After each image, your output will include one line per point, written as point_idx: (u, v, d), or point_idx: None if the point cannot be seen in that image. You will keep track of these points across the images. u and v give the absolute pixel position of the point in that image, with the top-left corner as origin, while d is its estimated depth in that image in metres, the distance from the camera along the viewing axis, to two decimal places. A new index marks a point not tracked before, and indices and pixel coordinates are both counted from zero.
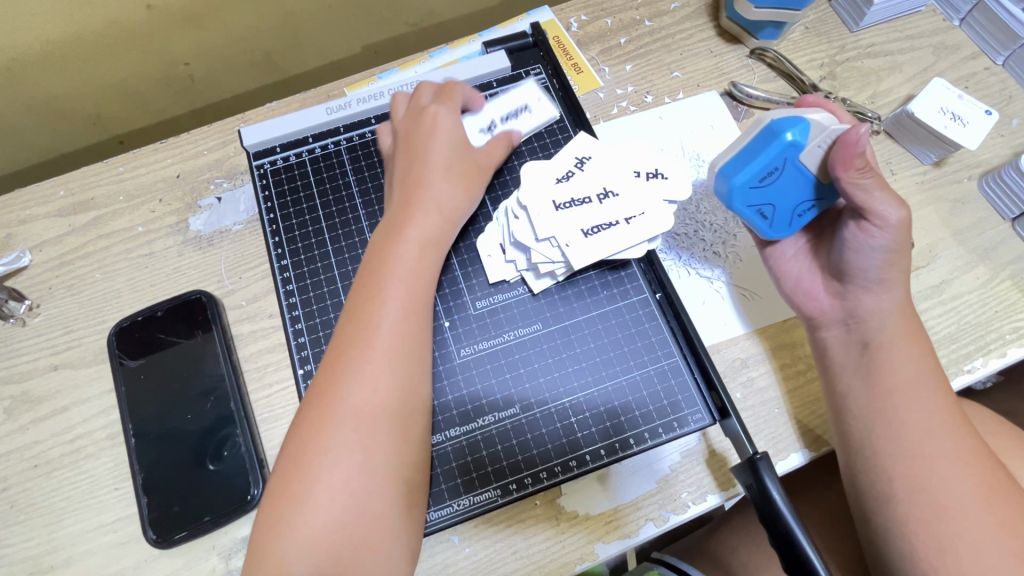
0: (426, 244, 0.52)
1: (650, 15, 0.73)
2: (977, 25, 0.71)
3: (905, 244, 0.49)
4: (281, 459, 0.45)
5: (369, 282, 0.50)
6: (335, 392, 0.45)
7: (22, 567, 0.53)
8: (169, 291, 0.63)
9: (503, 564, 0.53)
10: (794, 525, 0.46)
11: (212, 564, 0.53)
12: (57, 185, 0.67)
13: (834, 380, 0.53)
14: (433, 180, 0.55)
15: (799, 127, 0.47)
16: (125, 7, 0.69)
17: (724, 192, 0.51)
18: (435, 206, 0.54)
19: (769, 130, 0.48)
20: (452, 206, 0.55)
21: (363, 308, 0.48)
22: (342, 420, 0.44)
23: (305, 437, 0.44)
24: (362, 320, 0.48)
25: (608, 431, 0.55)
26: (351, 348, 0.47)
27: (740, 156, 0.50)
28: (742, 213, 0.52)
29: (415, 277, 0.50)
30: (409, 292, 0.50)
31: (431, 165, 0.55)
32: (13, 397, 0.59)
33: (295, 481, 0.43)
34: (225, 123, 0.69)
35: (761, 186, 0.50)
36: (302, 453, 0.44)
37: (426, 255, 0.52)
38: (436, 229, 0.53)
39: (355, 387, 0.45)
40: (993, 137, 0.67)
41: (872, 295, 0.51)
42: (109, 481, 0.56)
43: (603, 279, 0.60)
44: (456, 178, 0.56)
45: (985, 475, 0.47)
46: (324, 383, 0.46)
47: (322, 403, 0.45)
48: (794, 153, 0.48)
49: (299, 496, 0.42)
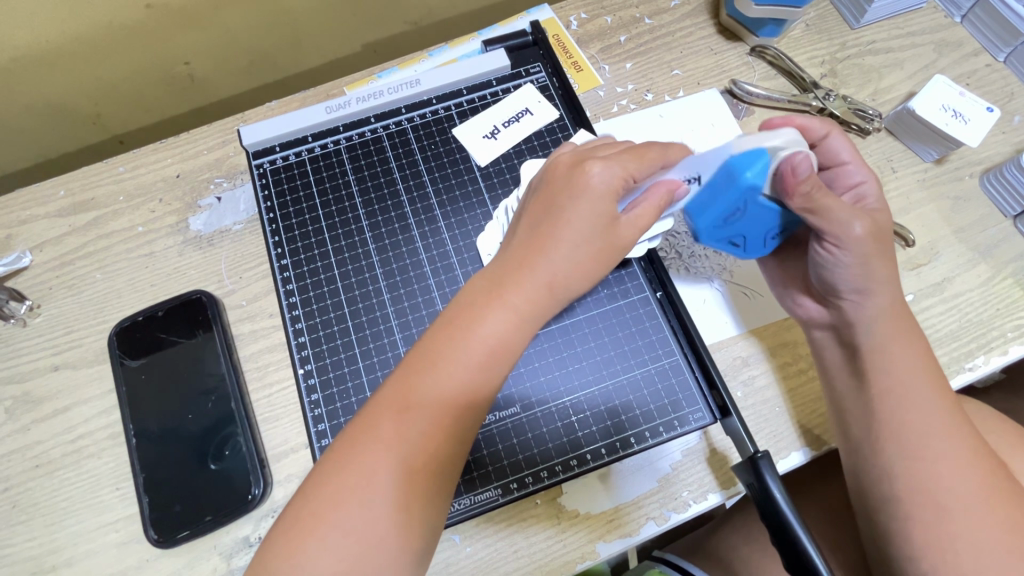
0: (525, 319, 0.45)
1: (650, 13, 0.73)
2: (978, 21, 0.70)
3: (873, 254, 0.48)
4: (306, 488, 0.41)
5: (454, 336, 0.44)
6: (386, 439, 0.41)
7: (24, 567, 0.53)
8: (169, 291, 0.63)
9: (505, 562, 0.53)
10: (794, 523, 0.46)
11: (213, 563, 0.53)
12: (58, 185, 0.67)
13: (832, 380, 0.53)
14: (556, 246, 0.46)
15: (755, 168, 0.44)
16: (124, 6, 0.69)
17: (690, 228, 0.52)
18: (543, 275, 0.45)
19: (727, 170, 0.46)
20: (567, 283, 0.46)
21: (441, 361, 0.43)
22: (384, 473, 0.40)
23: (337, 478, 0.40)
24: (430, 371, 0.43)
25: (609, 430, 0.55)
26: (419, 403, 0.42)
27: (701, 196, 0.49)
28: (715, 245, 0.53)
29: (502, 348, 0.44)
30: (493, 368, 0.44)
31: (562, 221, 0.46)
32: (14, 397, 0.59)
33: (309, 523, 0.39)
34: (225, 122, 0.69)
35: (727, 223, 0.50)
36: (322, 485, 0.40)
37: (520, 331, 0.45)
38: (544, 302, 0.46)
39: (409, 442, 0.41)
40: (994, 135, 0.67)
41: (851, 304, 0.51)
42: (111, 481, 0.56)
43: (603, 279, 0.60)
44: (588, 248, 0.46)
45: (987, 474, 0.47)
46: (381, 426, 0.41)
47: (372, 447, 0.41)
48: (753, 195, 0.46)
49: (313, 531, 0.39)
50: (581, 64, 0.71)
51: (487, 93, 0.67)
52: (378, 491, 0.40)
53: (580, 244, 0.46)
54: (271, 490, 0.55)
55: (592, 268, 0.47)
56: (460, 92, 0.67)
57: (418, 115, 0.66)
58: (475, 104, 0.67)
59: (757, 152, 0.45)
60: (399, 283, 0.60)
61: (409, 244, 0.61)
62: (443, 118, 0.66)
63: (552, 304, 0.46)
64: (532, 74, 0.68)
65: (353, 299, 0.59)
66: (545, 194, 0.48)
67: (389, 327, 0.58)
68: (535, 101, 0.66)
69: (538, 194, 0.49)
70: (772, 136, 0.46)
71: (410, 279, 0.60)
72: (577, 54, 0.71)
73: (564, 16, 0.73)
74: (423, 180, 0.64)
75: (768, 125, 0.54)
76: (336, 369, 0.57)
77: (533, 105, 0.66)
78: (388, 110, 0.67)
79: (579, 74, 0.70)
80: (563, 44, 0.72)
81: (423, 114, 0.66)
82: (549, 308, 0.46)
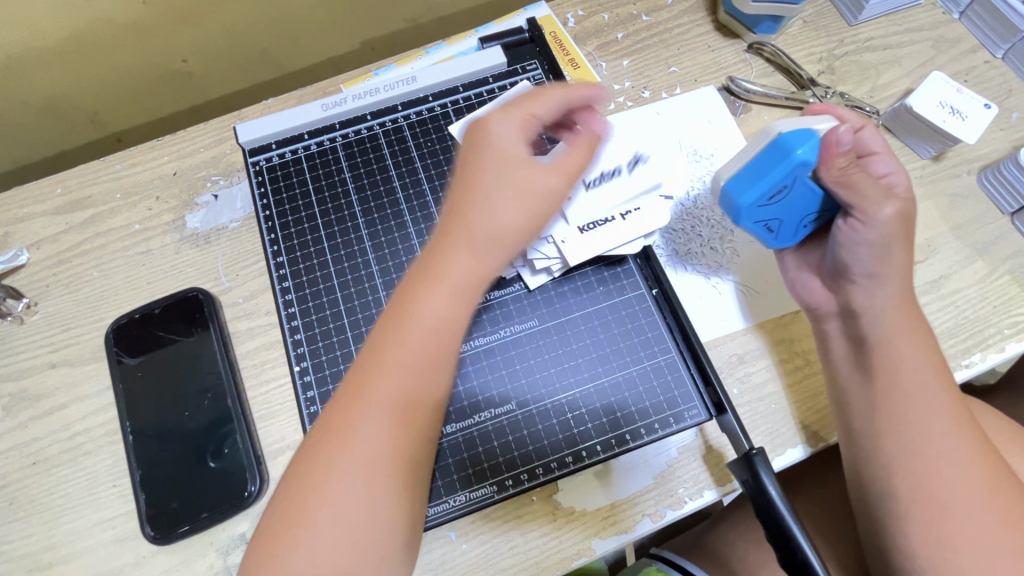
0: (463, 285, 0.44)
1: (648, 10, 0.73)
2: (977, 18, 0.70)
3: (896, 238, 0.49)
4: (278, 496, 0.41)
5: (393, 319, 0.43)
6: (344, 432, 0.41)
7: (21, 563, 0.54)
8: (167, 288, 0.63)
9: (500, 559, 0.53)
10: (789, 519, 0.46)
11: (210, 560, 0.53)
12: (55, 183, 0.67)
13: (836, 374, 0.53)
14: (480, 209, 0.45)
15: (809, 145, 0.49)
16: (122, 4, 0.69)
17: (731, 209, 0.53)
18: (478, 241, 0.44)
19: (779, 147, 0.50)
20: (504, 236, 0.45)
21: (384, 349, 0.42)
22: (345, 468, 0.40)
23: (304, 477, 0.40)
24: (374, 359, 0.43)
25: (606, 426, 0.55)
26: (366, 392, 0.42)
27: (748, 174, 0.51)
28: (750, 229, 0.54)
29: (446, 321, 0.43)
30: (435, 340, 0.43)
31: (483, 187, 0.45)
32: (12, 394, 0.59)
33: (289, 526, 0.39)
34: (222, 120, 0.69)
35: (771, 202, 0.52)
36: (297, 485, 0.41)
37: (462, 301, 0.44)
38: (480, 266, 0.44)
39: (362, 433, 0.41)
40: (992, 131, 0.67)
41: (862, 288, 0.51)
42: (108, 478, 0.56)
43: (599, 276, 0.60)
44: (519, 206, 0.45)
45: (984, 470, 0.47)
46: (333, 421, 0.42)
47: (327, 444, 0.41)
48: (803, 172, 0.49)
49: (291, 530, 0.39)
50: (578, 61, 0.71)
51: (482, 90, 0.67)
52: (338, 489, 0.40)
53: (509, 204, 0.45)
54: (267, 487, 0.55)
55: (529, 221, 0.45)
56: (457, 89, 0.67)
57: (414, 113, 0.66)
58: (471, 102, 0.67)
59: (810, 132, 0.49)
60: (395, 280, 0.60)
61: (404, 241, 0.61)
62: (439, 116, 0.66)
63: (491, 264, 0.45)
64: (528, 71, 0.68)
65: (350, 296, 0.59)
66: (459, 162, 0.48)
67: None
68: None
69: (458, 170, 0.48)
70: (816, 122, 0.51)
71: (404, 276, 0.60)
72: (574, 50, 0.71)
73: (561, 13, 0.73)
74: (418, 178, 0.64)
75: (811, 110, 0.56)
76: (332, 367, 0.57)
77: None
78: (384, 107, 0.67)
79: (576, 71, 0.70)
80: (560, 41, 0.71)
81: (419, 112, 0.66)
82: (491, 266, 0.45)
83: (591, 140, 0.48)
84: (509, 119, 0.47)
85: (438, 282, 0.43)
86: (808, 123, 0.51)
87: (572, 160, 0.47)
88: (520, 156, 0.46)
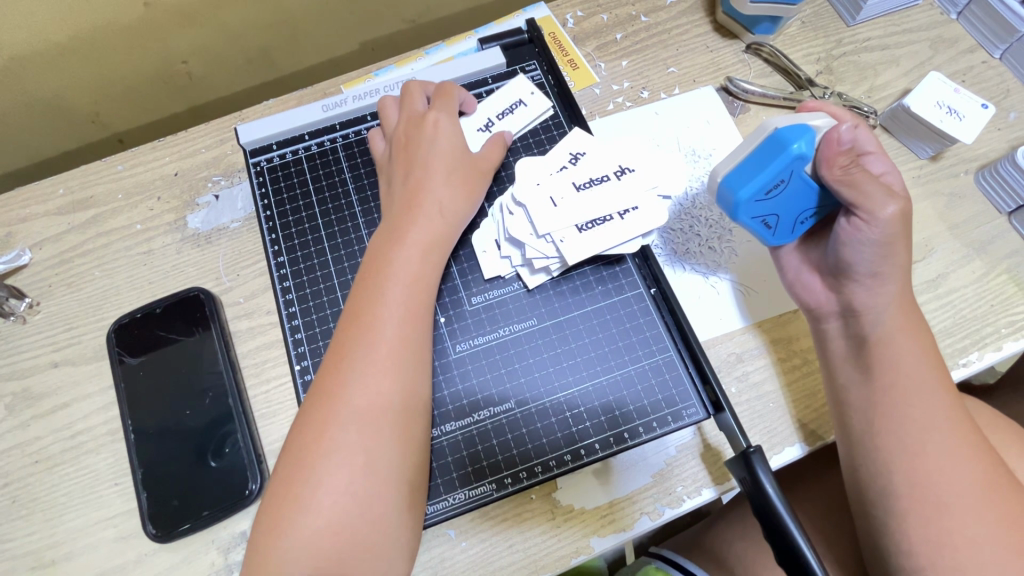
0: (427, 248, 0.54)
1: (646, 11, 0.73)
2: (975, 18, 0.70)
3: (898, 237, 0.48)
4: (283, 459, 0.46)
5: (368, 283, 0.51)
6: (336, 391, 0.46)
7: (23, 561, 0.54)
8: (168, 288, 0.63)
9: (498, 557, 0.53)
10: (786, 517, 0.46)
11: (211, 558, 0.54)
12: (57, 183, 0.67)
13: (835, 374, 0.53)
14: (434, 185, 0.56)
15: (806, 139, 0.48)
16: (123, 6, 0.70)
17: (727, 204, 0.51)
18: (434, 210, 0.55)
19: (776, 141, 0.49)
20: (456, 210, 0.56)
21: (361, 309, 0.50)
22: (343, 419, 0.45)
23: (305, 435, 0.45)
24: (354, 323, 0.49)
25: (604, 425, 0.55)
26: (352, 351, 0.48)
27: (744, 169, 0.50)
28: (746, 225, 0.53)
29: (414, 279, 0.52)
30: (409, 295, 0.51)
31: (434, 172, 0.56)
32: (14, 393, 0.60)
33: (299, 483, 0.44)
34: (222, 120, 0.69)
35: (767, 197, 0.51)
36: (302, 449, 0.45)
37: (425, 259, 0.53)
38: (436, 229, 0.54)
39: (356, 387, 0.46)
40: (990, 131, 0.67)
41: (864, 288, 0.51)
42: (110, 477, 0.56)
43: (598, 275, 0.60)
44: (462, 182, 0.57)
45: (981, 468, 0.47)
46: (325, 383, 0.47)
47: (325, 402, 0.46)
48: (800, 165, 0.49)
49: (302, 486, 0.44)
50: (577, 61, 0.71)
51: (481, 90, 0.67)
52: (339, 441, 0.45)
53: (454, 182, 0.57)
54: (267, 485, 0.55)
55: (470, 193, 0.58)
56: None
57: None
58: None
59: (806, 127, 0.48)
60: None
61: None
62: None
63: (447, 227, 0.55)
64: (527, 71, 0.68)
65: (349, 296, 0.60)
66: (403, 156, 0.58)
67: None
68: (529, 93, 0.66)
69: (404, 165, 0.58)
70: (812, 118, 0.50)
71: None
72: (573, 51, 0.72)
73: (560, 14, 0.74)
74: None
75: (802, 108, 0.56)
76: None
77: (527, 97, 0.65)
78: None
79: (575, 72, 0.71)
80: (560, 42, 0.72)
81: None
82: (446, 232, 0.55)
83: (501, 140, 0.61)
84: (445, 120, 0.60)
85: (407, 247, 0.53)
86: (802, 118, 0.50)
87: (493, 156, 0.60)
88: (459, 149, 0.59)
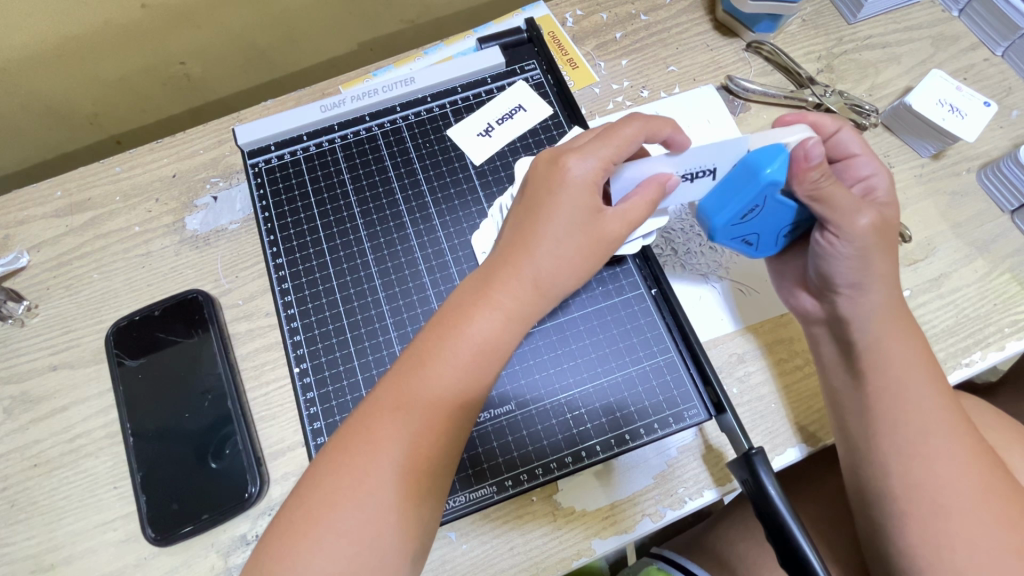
0: (513, 318, 0.47)
1: (647, 9, 0.73)
2: (976, 15, 0.70)
3: (874, 248, 0.48)
4: (299, 489, 0.42)
5: (443, 337, 0.46)
6: (381, 440, 0.42)
7: (22, 565, 0.54)
8: (166, 290, 0.63)
9: (499, 560, 0.53)
10: (791, 522, 0.46)
11: (211, 561, 0.53)
12: (55, 185, 0.67)
13: (830, 379, 0.53)
14: (541, 247, 0.48)
15: (777, 164, 0.46)
16: (120, 6, 0.69)
17: (705, 227, 0.53)
18: (536, 280, 0.48)
19: (744, 166, 0.48)
20: (555, 282, 0.49)
21: (431, 362, 0.45)
22: (381, 470, 0.42)
23: (333, 477, 0.42)
24: (419, 373, 0.44)
25: (606, 426, 0.55)
26: (409, 403, 0.44)
27: (719, 193, 0.50)
28: (728, 245, 0.54)
29: (494, 350, 0.47)
30: (483, 365, 0.46)
31: (550, 229, 0.48)
32: (13, 397, 0.59)
33: (306, 522, 0.40)
34: (220, 122, 0.69)
35: (743, 220, 0.51)
36: (317, 485, 0.42)
37: (507, 328, 0.47)
38: (529, 301, 0.48)
39: (404, 443, 0.42)
40: (992, 129, 0.67)
41: (846, 297, 0.50)
42: (109, 480, 0.56)
43: (598, 276, 0.60)
44: (576, 249, 0.49)
45: (984, 472, 0.47)
46: (374, 427, 0.43)
47: (366, 449, 0.42)
48: (774, 190, 0.48)
49: (312, 527, 0.40)
50: (576, 61, 0.71)
51: (480, 90, 0.67)
52: (371, 495, 0.41)
53: (568, 245, 0.48)
54: (267, 488, 0.55)
55: (580, 265, 0.49)
56: (455, 90, 0.67)
57: (413, 113, 0.66)
58: (469, 102, 0.67)
59: (778, 149, 0.47)
60: (395, 280, 0.60)
61: (405, 242, 0.61)
62: (437, 116, 0.66)
63: (541, 302, 0.49)
64: (526, 71, 0.68)
65: (348, 298, 0.59)
66: (525, 196, 0.50)
67: (384, 326, 0.58)
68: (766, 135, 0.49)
69: (523, 197, 0.50)
70: (785, 135, 0.48)
71: (406, 279, 0.60)
72: (572, 51, 0.71)
73: (559, 13, 0.73)
74: (418, 179, 0.64)
75: (780, 121, 0.56)
76: (331, 368, 0.57)
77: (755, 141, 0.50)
78: (383, 108, 0.67)
79: (574, 71, 0.70)
80: (559, 41, 0.72)
81: (417, 112, 0.67)
82: (538, 305, 0.49)
83: (650, 194, 0.49)
84: (589, 162, 0.48)
85: (493, 311, 0.47)
86: (776, 136, 0.48)
87: (629, 216, 0.49)
88: (592, 206, 0.48)
